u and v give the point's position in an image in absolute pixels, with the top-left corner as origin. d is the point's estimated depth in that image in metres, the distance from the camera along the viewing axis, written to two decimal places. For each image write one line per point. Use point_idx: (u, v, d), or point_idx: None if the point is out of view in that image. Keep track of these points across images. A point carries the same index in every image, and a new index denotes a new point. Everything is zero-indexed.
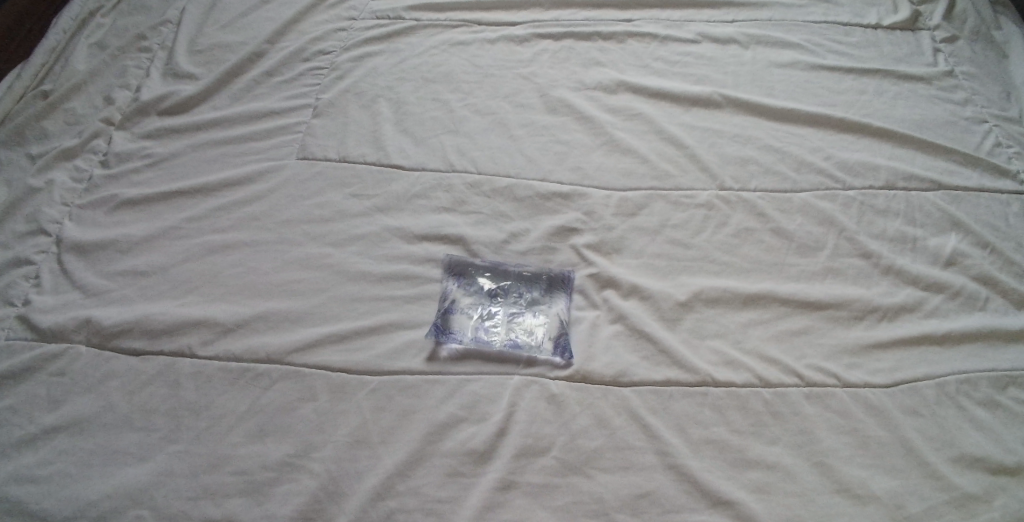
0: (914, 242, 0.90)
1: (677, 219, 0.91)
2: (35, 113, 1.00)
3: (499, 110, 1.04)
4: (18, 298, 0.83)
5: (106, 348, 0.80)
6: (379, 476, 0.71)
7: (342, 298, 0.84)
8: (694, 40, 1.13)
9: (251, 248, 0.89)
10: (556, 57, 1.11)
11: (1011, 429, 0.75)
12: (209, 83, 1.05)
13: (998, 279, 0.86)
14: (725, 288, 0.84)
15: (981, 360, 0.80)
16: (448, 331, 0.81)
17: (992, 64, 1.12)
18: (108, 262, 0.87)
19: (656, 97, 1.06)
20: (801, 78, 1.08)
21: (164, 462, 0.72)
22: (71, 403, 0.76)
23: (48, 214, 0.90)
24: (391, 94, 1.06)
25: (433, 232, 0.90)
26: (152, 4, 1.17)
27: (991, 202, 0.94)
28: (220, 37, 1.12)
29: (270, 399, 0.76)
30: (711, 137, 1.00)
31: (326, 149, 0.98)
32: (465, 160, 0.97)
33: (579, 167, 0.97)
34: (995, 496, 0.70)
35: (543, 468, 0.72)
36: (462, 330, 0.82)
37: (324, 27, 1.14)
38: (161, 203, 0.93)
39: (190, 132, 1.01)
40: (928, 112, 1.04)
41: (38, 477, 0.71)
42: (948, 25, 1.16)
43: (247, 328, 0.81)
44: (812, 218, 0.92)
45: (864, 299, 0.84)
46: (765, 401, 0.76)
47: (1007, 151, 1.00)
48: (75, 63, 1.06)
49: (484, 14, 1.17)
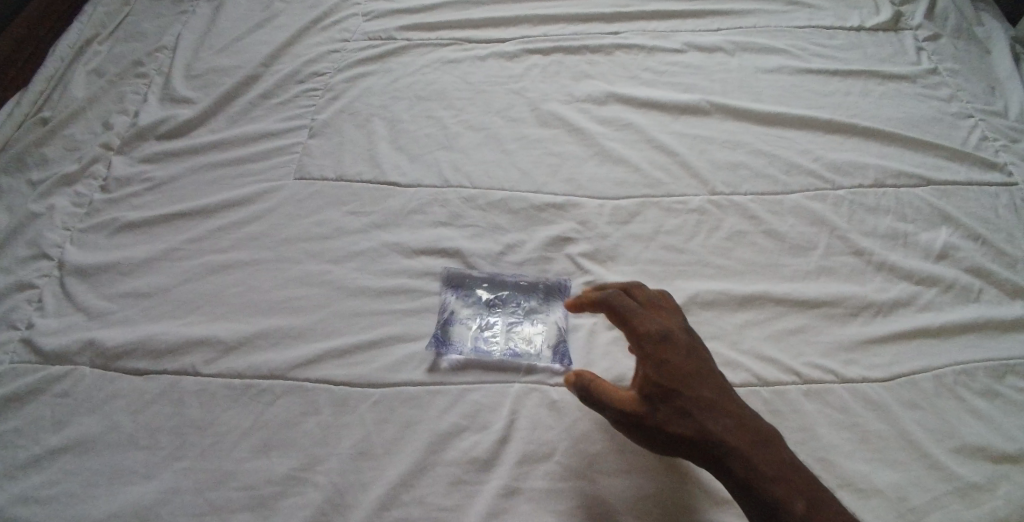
0: (905, 238, 0.91)
1: (670, 224, 0.93)
2: (35, 140, 1.01)
3: (492, 124, 1.06)
4: (21, 321, 0.84)
5: (109, 369, 0.81)
6: (385, 487, 0.71)
7: (342, 314, 0.85)
8: (682, 50, 1.15)
9: (251, 267, 0.90)
10: (546, 71, 1.13)
11: (1011, 417, 0.75)
12: (206, 108, 1.07)
13: (991, 270, 0.87)
14: (720, 290, 0.85)
15: (977, 350, 0.80)
16: (448, 342, 0.82)
17: (975, 59, 1.14)
18: (110, 284, 0.88)
19: (646, 106, 1.07)
20: (787, 83, 1.10)
21: (170, 480, 0.73)
22: (76, 423, 0.77)
23: (50, 239, 0.92)
24: (385, 113, 1.07)
25: (430, 246, 0.91)
26: (149, 32, 1.19)
27: (980, 195, 0.95)
28: (216, 62, 1.14)
29: (274, 414, 0.77)
30: (701, 143, 1.02)
31: (323, 168, 1.00)
32: (460, 175, 0.99)
33: (573, 178, 0.98)
34: (998, 484, 0.71)
35: (546, 473, 0.72)
36: (462, 340, 0.82)
37: (318, 49, 1.16)
38: (162, 224, 0.95)
39: (188, 155, 1.02)
40: (914, 111, 1.06)
41: (43, 498, 0.72)
42: (930, 24, 1.19)
43: (249, 345, 0.82)
44: (804, 218, 0.93)
45: (858, 296, 0.85)
46: (765, 399, 0.77)
47: (994, 144, 1.01)
48: (74, 90, 1.08)
49: (474, 31, 1.20)
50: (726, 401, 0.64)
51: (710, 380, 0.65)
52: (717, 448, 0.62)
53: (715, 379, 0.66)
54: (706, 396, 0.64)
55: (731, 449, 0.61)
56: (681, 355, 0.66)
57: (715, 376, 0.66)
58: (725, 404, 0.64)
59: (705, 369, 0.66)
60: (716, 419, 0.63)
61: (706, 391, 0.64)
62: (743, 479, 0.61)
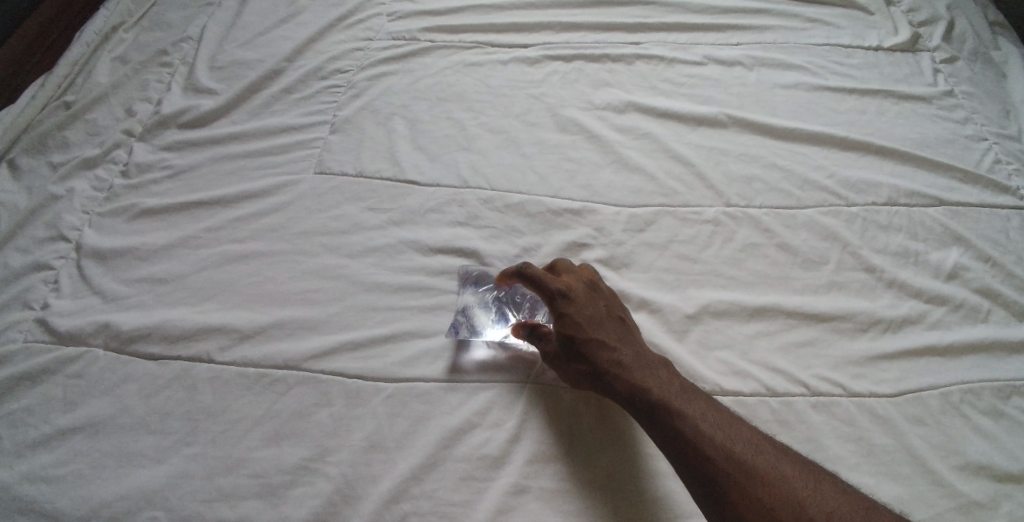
0: (916, 256, 0.92)
1: (685, 234, 0.94)
2: (57, 123, 1.02)
3: (511, 128, 1.07)
4: (37, 302, 0.85)
5: (124, 352, 0.81)
6: (394, 480, 0.72)
7: (357, 308, 0.86)
8: (700, 62, 1.17)
9: (268, 258, 0.90)
10: (566, 78, 1.14)
11: (1017, 437, 0.76)
12: (228, 99, 1.08)
13: (1001, 292, 0.88)
14: (732, 300, 0.86)
15: (984, 370, 0.81)
16: (465, 327, 0.83)
17: (991, 83, 1.15)
18: (127, 269, 0.89)
19: (663, 116, 1.09)
20: (804, 100, 1.12)
21: (180, 465, 0.73)
22: (88, 405, 0.77)
23: (69, 222, 0.93)
24: (406, 112, 1.09)
25: (447, 245, 0.91)
26: (174, 22, 1.20)
27: (991, 218, 0.97)
28: (240, 54, 1.15)
29: (286, 404, 0.77)
30: (717, 155, 1.03)
31: (342, 164, 1.01)
32: (478, 177, 1.00)
33: (589, 184, 0.99)
34: (1002, 503, 0.71)
35: (554, 473, 0.73)
36: (480, 328, 0.83)
37: (341, 46, 1.17)
38: (180, 212, 0.95)
39: (209, 145, 1.03)
40: (928, 132, 1.07)
41: (53, 477, 0.72)
42: (947, 46, 1.20)
43: (265, 335, 0.83)
44: (816, 234, 0.94)
45: (868, 312, 0.86)
46: (773, 410, 0.78)
47: (1007, 167, 1.03)
48: (97, 76, 1.10)
49: (496, 36, 1.21)
50: (619, 340, 0.74)
51: (606, 325, 0.75)
52: (611, 379, 0.72)
53: (612, 324, 0.76)
54: (600, 337, 0.74)
55: (621, 379, 0.71)
56: (578, 304, 0.76)
57: (613, 320, 0.76)
58: (616, 342, 0.74)
59: (601, 316, 0.76)
60: (608, 356, 0.73)
61: (600, 333, 0.74)
62: (633, 398, 0.70)
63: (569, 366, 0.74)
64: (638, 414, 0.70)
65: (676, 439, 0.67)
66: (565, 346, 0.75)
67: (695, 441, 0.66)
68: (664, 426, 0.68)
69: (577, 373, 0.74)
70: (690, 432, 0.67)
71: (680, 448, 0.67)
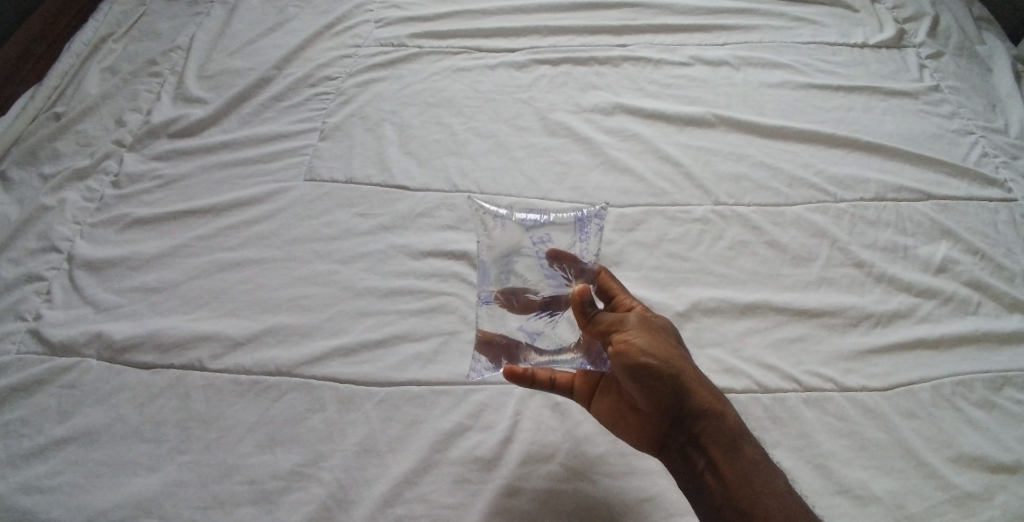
0: (905, 251, 0.92)
1: (675, 233, 0.94)
2: (47, 135, 1.03)
3: (500, 132, 1.07)
4: (30, 312, 0.85)
5: (117, 362, 0.81)
6: (388, 484, 0.72)
7: (349, 313, 0.86)
8: (687, 63, 1.18)
9: (260, 266, 0.91)
10: (554, 81, 1.15)
11: (1009, 429, 0.76)
12: (219, 108, 1.08)
13: (990, 284, 0.88)
14: (723, 298, 0.87)
15: (974, 362, 0.82)
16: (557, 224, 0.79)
17: (977, 77, 1.16)
18: (119, 279, 0.89)
19: (651, 118, 1.09)
20: (791, 98, 1.12)
21: (175, 472, 0.73)
22: (81, 415, 0.77)
23: (60, 232, 0.93)
24: (395, 118, 1.09)
25: (437, 249, 0.92)
26: (164, 32, 1.21)
27: (979, 210, 0.97)
28: (230, 63, 1.16)
29: (280, 410, 0.78)
30: (706, 155, 1.04)
31: (333, 171, 1.01)
32: (468, 181, 1.00)
33: (579, 186, 1.00)
34: (996, 494, 0.71)
35: (548, 474, 0.73)
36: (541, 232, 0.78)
37: (330, 53, 1.18)
38: (172, 221, 0.96)
39: (200, 154, 1.04)
40: (915, 127, 1.08)
41: (46, 487, 0.72)
42: (932, 42, 1.21)
43: (257, 342, 0.83)
44: (805, 230, 0.94)
45: (858, 306, 0.86)
46: (765, 407, 0.78)
47: (994, 161, 1.03)
48: (88, 87, 1.10)
49: (484, 41, 1.22)
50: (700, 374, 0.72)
51: None
52: (716, 392, 0.67)
53: None
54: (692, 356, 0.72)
55: (717, 395, 0.67)
56: None
57: None
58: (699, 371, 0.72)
59: None
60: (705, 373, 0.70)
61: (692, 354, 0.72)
62: (732, 423, 0.66)
63: (670, 348, 0.67)
64: (725, 439, 0.65)
65: (760, 483, 0.63)
66: (668, 334, 0.69)
67: (783, 491, 0.63)
68: (752, 467, 0.64)
69: (674, 359, 0.66)
70: (783, 483, 0.63)
71: (761, 491, 0.62)
